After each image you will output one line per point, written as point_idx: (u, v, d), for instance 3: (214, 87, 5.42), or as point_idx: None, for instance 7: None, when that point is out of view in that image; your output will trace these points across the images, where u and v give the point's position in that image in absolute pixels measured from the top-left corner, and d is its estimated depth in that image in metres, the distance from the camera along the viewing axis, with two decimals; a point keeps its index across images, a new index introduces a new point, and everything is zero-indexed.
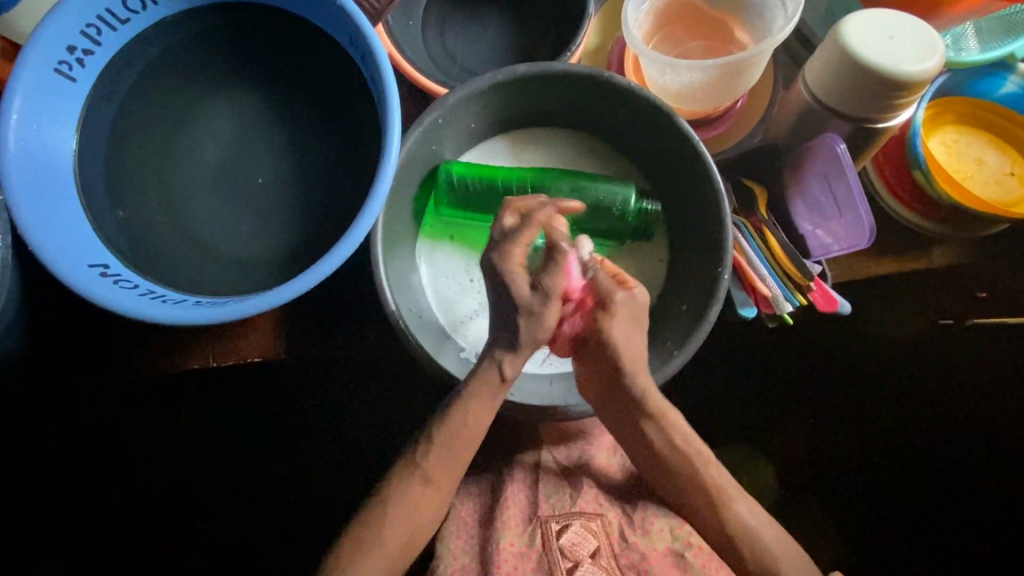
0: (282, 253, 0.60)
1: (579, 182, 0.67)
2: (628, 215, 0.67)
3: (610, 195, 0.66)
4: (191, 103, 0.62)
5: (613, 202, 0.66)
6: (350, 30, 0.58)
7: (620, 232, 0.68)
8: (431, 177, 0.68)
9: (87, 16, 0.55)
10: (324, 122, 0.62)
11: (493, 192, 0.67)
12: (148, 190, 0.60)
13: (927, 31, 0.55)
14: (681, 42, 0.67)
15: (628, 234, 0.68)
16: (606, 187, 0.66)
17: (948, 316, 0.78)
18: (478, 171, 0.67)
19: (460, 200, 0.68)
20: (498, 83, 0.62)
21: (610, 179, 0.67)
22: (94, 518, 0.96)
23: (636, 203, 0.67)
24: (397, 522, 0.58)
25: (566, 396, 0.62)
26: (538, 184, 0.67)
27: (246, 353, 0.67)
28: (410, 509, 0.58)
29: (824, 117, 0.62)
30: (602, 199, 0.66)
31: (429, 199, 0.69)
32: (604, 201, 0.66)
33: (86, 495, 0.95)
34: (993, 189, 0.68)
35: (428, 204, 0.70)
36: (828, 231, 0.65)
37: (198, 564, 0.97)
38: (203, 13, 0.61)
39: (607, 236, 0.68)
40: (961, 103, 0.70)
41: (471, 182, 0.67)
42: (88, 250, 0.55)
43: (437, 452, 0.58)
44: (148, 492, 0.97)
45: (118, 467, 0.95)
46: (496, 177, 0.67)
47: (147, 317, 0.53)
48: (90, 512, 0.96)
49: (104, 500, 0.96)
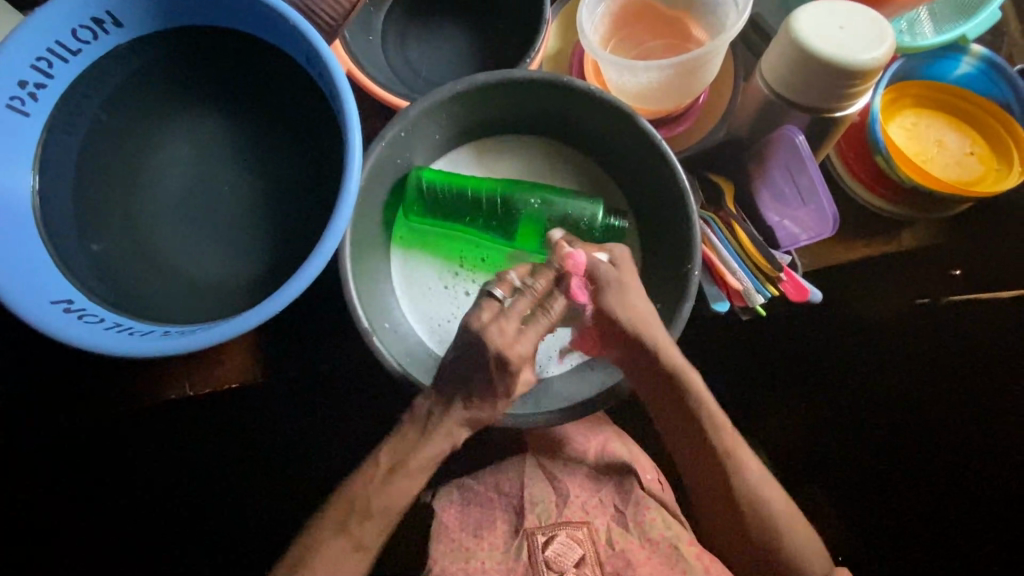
0: (251, 276, 0.60)
1: (547, 195, 0.67)
2: (595, 229, 0.67)
3: (578, 211, 0.66)
4: (150, 131, 0.61)
5: (580, 219, 0.66)
6: (305, 49, 0.57)
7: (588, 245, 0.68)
8: (401, 184, 0.67)
9: (35, 49, 0.54)
10: (286, 143, 0.62)
11: (463, 201, 0.67)
12: (112, 221, 0.60)
13: (876, 19, 0.55)
14: (640, 42, 0.67)
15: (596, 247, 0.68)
16: (573, 203, 0.66)
17: (923, 295, 0.77)
18: (448, 177, 0.67)
19: (431, 208, 0.67)
20: (458, 93, 0.62)
21: (578, 193, 0.67)
22: (99, 524, 0.96)
23: (602, 220, 0.66)
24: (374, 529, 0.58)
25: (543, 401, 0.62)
26: (506, 194, 0.67)
27: (224, 379, 0.67)
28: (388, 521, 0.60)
29: (783, 109, 0.62)
30: (571, 211, 0.66)
31: (399, 211, 0.69)
32: (572, 215, 0.66)
33: (79, 523, 0.95)
34: (954, 169, 0.69)
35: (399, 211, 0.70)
36: (794, 220, 0.66)
37: (198, 562, 0.97)
38: (156, 40, 0.60)
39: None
40: (918, 87, 0.71)
41: (441, 191, 0.67)
42: (52, 285, 0.55)
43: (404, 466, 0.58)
44: (150, 498, 0.96)
45: (120, 471, 0.94)
46: (465, 185, 0.67)
47: (115, 351, 0.53)
48: (92, 520, 0.95)
49: (104, 509, 0.95)
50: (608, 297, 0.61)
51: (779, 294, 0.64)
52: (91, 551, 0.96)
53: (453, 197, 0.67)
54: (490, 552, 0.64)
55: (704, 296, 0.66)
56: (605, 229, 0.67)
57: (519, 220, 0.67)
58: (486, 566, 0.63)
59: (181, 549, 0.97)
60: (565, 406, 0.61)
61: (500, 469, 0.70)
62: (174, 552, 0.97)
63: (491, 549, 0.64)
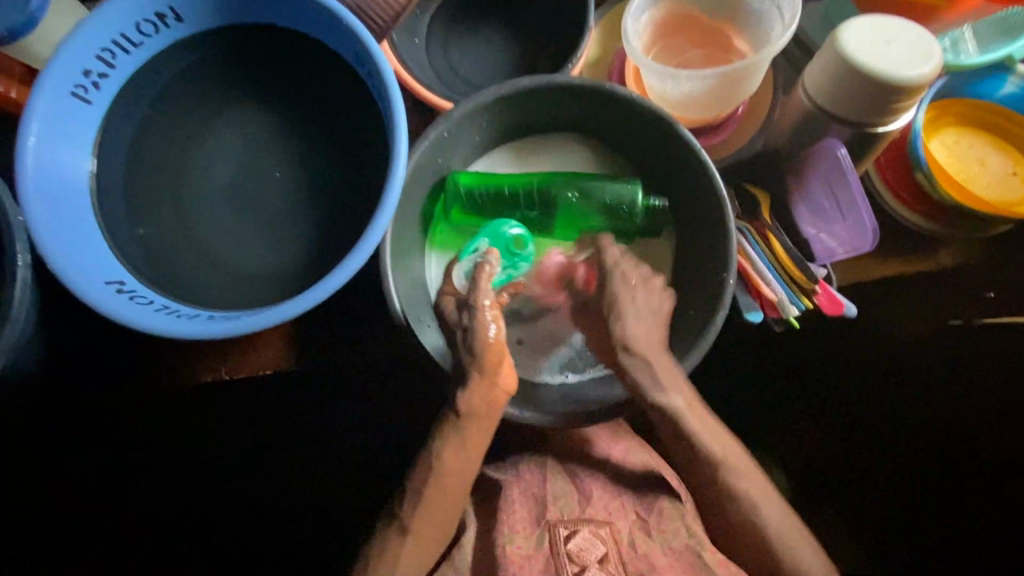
0: (293, 266, 0.61)
1: (586, 185, 0.67)
2: (636, 214, 0.68)
3: (617, 196, 0.67)
4: (200, 122, 0.63)
5: (621, 203, 0.67)
6: (356, 47, 0.59)
7: (627, 231, 0.69)
8: (438, 186, 0.68)
9: (101, 41, 0.56)
10: (332, 138, 0.64)
11: (500, 201, 0.68)
12: (162, 207, 0.62)
13: (924, 35, 0.56)
14: (681, 51, 0.68)
15: (636, 230, 0.69)
16: (611, 188, 0.67)
17: (955, 316, 0.74)
18: (482, 179, 0.68)
19: (473, 211, 0.68)
20: (501, 96, 0.63)
21: (616, 178, 0.67)
22: (117, 516, 0.95)
23: (643, 202, 0.67)
24: (415, 519, 0.61)
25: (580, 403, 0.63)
26: (544, 186, 0.67)
27: (259, 364, 0.69)
28: (433, 510, 0.61)
29: (824, 122, 0.62)
30: (612, 195, 0.67)
31: (436, 215, 0.70)
32: (611, 202, 0.67)
33: (86, 520, 0.94)
34: (997, 189, 0.68)
35: (438, 212, 0.70)
36: (832, 235, 0.65)
37: (219, 554, 0.97)
38: (212, 35, 0.62)
39: (619, 230, 0.69)
40: (959, 105, 0.70)
41: (479, 194, 0.68)
42: (106, 267, 0.57)
43: (430, 490, 0.62)
44: (170, 490, 0.96)
45: (140, 463, 0.94)
46: (502, 184, 0.68)
47: (162, 332, 0.54)
48: (110, 513, 0.95)
49: (122, 501, 0.95)
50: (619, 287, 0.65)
51: (813, 307, 0.64)
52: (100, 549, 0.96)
53: (490, 199, 0.68)
54: (513, 535, 0.63)
55: (737, 306, 0.66)
56: (647, 211, 0.68)
57: (558, 211, 0.68)
58: (506, 552, 0.62)
59: (196, 548, 0.97)
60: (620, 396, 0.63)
61: (521, 466, 0.71)
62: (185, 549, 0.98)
63: (513, 534, 0.63)
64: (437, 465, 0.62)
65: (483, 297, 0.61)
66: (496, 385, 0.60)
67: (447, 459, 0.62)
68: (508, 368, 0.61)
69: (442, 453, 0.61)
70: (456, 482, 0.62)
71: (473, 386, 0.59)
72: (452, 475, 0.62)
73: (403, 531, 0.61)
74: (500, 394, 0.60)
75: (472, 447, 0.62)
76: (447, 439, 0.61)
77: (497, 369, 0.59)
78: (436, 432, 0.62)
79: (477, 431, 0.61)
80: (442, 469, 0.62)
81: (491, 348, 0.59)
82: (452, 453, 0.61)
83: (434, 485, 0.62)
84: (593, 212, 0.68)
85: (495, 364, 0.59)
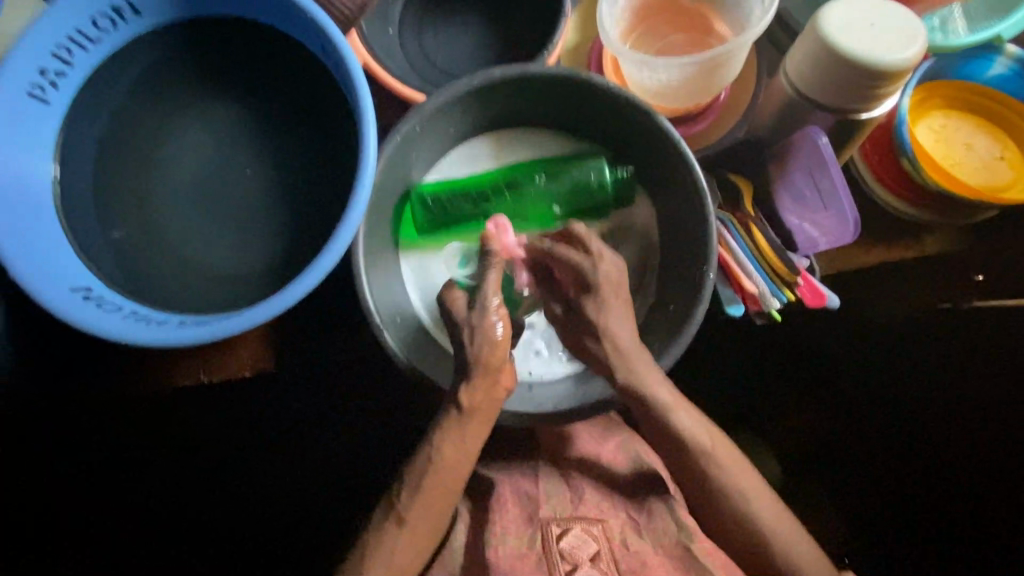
0: (265, 267, 0.60)
1: (553, 167, 0.67)
2: (607, 188, 0.67)
3: (584, 173, 0.67)
4: (167, 120, 0.61)
5: (589, 180, 0.67)
6: (322, 39, 0.57)
7: (602, 208, 0.68)
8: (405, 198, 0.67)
9: (55, 37, 0.54)
10: (301, 135, 0.62)
11: (470, 199, 0.67)
12: (130, 208, 0.60)
13: (907, 17, 0.54)
14: (661, 37, 0.66)
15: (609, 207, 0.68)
16: (579, 168, 0.67)
17: (947, 300, 0.73)
18: (447, 185, 0.67)
19: (441, 218, 0.67)
20: (474, 87, 0.61)
21: (582, 156, 0.67)
22: (103, 522, 0.94)
23: (611, 176, 0.67)
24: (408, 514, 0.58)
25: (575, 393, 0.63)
26: (513, 178, 0.68)
27: (236, 368, 0.68)
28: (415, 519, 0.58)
29: (806, 109, 0.61)
30: (578, 177, 0.67)
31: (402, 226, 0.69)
32: (580, 179, 0.67)
33: (76, 521, 0.94)
34: (983, 174, 0.67)
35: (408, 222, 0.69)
36: (814, 224, 0.64)
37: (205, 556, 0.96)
38: (174, 30, 0.60)
39: (590, 214, 0.68)
40: (947, 88, 0.69)
41: (446, 198, 0.67)
42: (71, 273, 0.55)
43: (425, 491, 0.58)
44: (157, 495, 0.95)
45: (127, 467, 0.93)
46: (471, 185, 0.67)
47: (133, 339, 0.53)
48: (96, 518, 0.94)
49: (108, 506, 0.94)
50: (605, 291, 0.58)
51: (796, 299, 0.63)
52: (89, 555, 0.94)
53: (459, 200, 0.67)
54: (507, 538, 0.63)
55: (718, 299, 0.65)
56: (616, 185, 0.67)
57: (531, 202, 0.68)
58: (497, 553, 0.62)
59: (180, 550, 0.96)
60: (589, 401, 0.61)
61: (512, 463, 0.71)
62: (172, 551, 0.96)
63: (505, 536, 0.63)
64: (435, 458, 0.58)
65: (494, 296, 0.57)
66: (497, 383, 0.57)
67: (447, 453, 0.58)
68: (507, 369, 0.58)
69: (441, 445, 0.58)
70: (455, 471, 0.58)
71: (477, 379, 0.56)
72: (452, 464, 0.58)
73: (399, 522, 0.58)
74: (499, 391, 0.57)
75: (472, 442, 0.58)
76: (447, 432, 0.57)
77: (500, 364, 0.57)
78: (435, 425, 0.58)
79: (477, 429, 0.58)
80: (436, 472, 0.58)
81: (491, 349, 0.56)
82: (452, 446, 0.58)
83: (432, 477, 0.58)
84: (567, 194, 0.67)
85: (500, 362, 0.57)
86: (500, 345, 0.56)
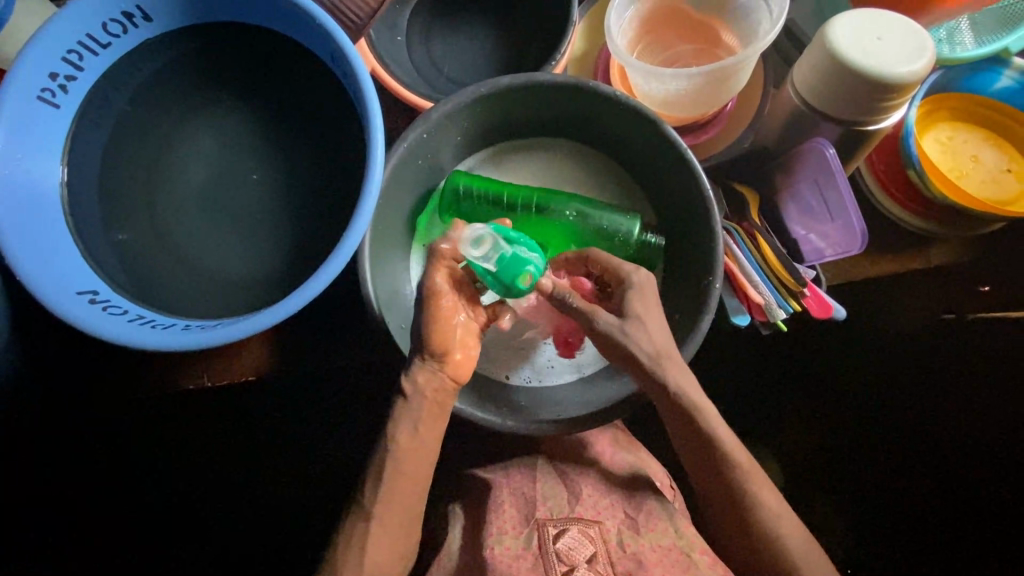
0: (271, 273, 0.60)
1: (586, 208, 0.67)
2: (630, 245, 0.66)
3: (614, 224, 0.66)
4: (175, 126, 0.61)
5: (617, 232, 0.66)
6: (331, 46, 0.57)
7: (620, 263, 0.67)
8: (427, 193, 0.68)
9: (66, 42, 0.54)
10: (309, 141, 0.62)
11: (496, 208, 0.68)
12: (137, 212, 0.60)
13: (915, 31, 0.54)
14: (669, 47, 0.66)
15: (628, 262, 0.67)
16: (609, 216, 0.66)
17: (948, 309, 0.73)
18: (483, 182, 0.67)
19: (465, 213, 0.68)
20: (483, 95, 0.61)
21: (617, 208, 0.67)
22: (102, 522, 0.94)
23: (639, 236, 0.66)
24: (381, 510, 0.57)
25: (583, 400, 0.63)
26: (543, 203, 0.67)
27: (241, 371, 0.69)
28: (395, 507, 0.57)
29: (813, 120, 0.61)
30: (608, 226, 0.66)
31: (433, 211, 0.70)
32: (608, 228, 0.66)
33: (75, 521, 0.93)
34: (992, 187, 0.67)
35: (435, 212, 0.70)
36: (821, 235, 0.64)
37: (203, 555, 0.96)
38: (184, 37, 0.61)
39: None
40: (955, 100, 0.69)
41: (478, 193, 0.67)
42: (78, 277, 0.55)
43: (389, 485, 0.56)
44: (156, 495, 0.94)
45: (127, 468, 0.93)
46: (502, 191, 0.67)
47: (138, 343, 0.53)
48: (94, 518, 0.94)
49: (107, 506, 0.94)
50: (632, 299, 0.57)
51: (802, 310, 0.63)
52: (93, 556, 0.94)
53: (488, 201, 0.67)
54: (503, 536, 0.63)
55: (724, 309, 0.65)
56: (641, 246, 0.66)
57: (554, 231, 0.68)
58: (494, 553, 0.61)
59: (179, 550, 0.96)
60: (586, 413, 0.60)
61: (511, 465, 0.70)
62: (172, 552, 0.95)
63: (501, 536, 0.62)
64: (393, 447, 0.56)
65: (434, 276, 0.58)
66: (444, 371, 0.57)
67: (401, 440, 0.56)
68: (461, 354, 0.58)
69: (396, 433, 0.57)
70: (415, 461, 0.57)
71: (418, 366, 0.57)
72: (411, 453, 0.57)
73: (366, 517, 0.56)
74: (446, 382, 0.57)
75: (427, 432, 0.57)
76: (401, 418, 0.57)
77: (444, 355, 0.57)
78: (388, 415, 0.58)
79: (427, 416, 0.57)
80: (401, 465, 0.56)
81: (434, 333, 0.57)
82: (407, 432, 0.56)
83: (391, 467, 0.56)
84: (586, 238, 0.67)
85: (441, 351, 0.57)
86: (442, 332, 0.57)
